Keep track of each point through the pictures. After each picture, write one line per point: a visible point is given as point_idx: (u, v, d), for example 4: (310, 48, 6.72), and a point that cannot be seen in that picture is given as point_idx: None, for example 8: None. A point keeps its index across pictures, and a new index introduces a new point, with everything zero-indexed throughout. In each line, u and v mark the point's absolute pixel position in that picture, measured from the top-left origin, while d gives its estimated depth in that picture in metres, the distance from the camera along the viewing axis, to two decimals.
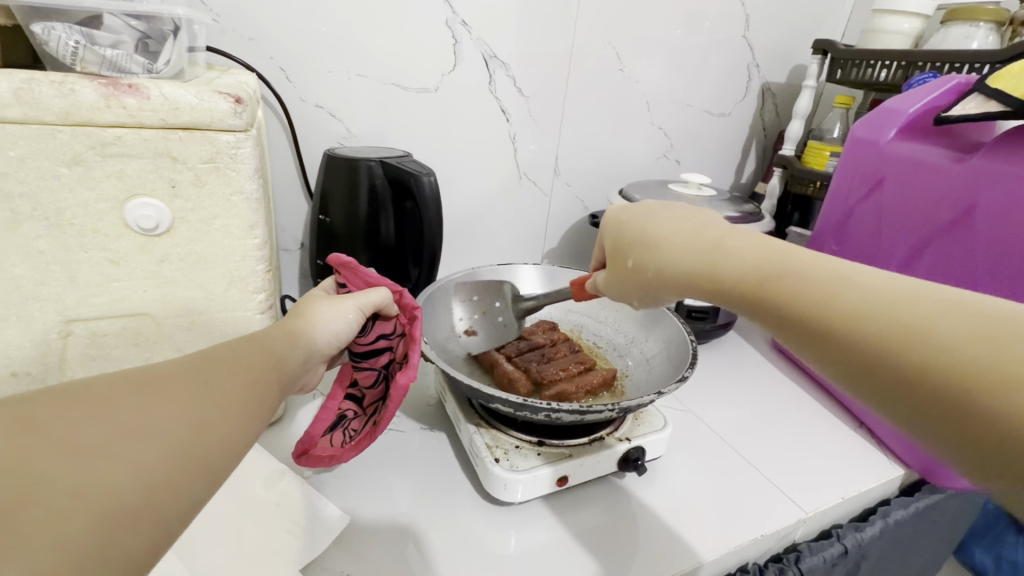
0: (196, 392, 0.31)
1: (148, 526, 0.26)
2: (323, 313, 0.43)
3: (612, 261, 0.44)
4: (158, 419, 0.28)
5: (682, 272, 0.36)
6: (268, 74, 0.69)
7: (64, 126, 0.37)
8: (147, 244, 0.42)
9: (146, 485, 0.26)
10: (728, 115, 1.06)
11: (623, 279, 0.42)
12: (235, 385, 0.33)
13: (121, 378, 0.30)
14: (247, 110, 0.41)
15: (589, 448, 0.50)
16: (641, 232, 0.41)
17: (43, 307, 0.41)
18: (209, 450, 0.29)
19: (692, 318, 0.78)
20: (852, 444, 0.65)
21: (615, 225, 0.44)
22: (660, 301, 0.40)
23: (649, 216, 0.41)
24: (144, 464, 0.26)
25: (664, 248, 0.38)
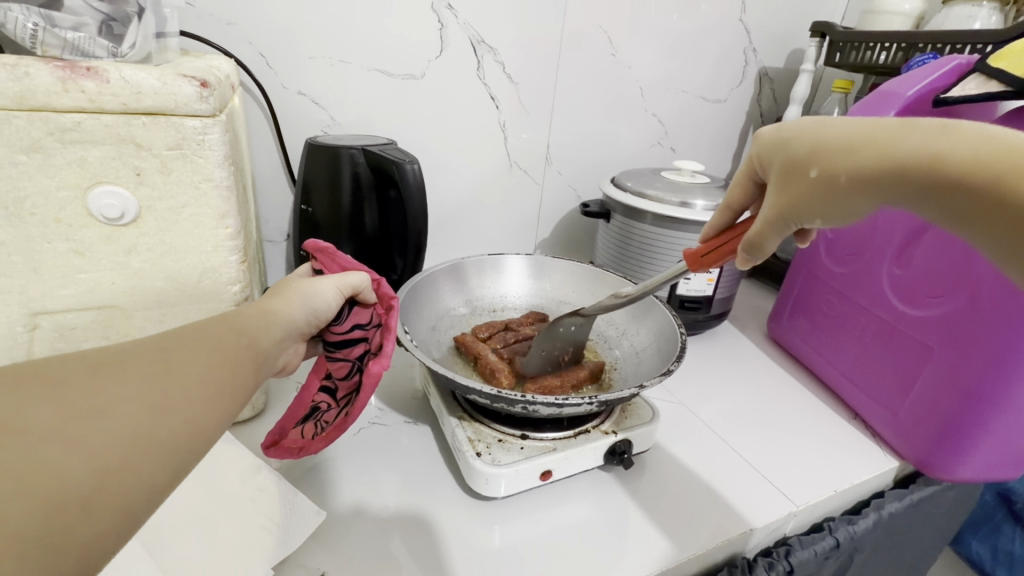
0: (160, 370, 0.29)
1: (105, 514, 0.26)
2: (299, 293, 0.42)
3: (782, 179, 0.39)
4: (115, 399, 0.27)
5: (888, 171, 0.33)
6: (249, 60, 0.67)
7: (20, 111, 0.35)
8: (113, 234, 0.41)
9: (101, 470, 0.25)
10: (724, 101, 1.03)
11: (803, 197, 0.38)
12: (205, 365, 0.31)
13: (82, 355, 0.28)
14: (214, 94, 0.40)
15: (574, 441, 0.49)
16: (835, 140, 0.36)
17: (7, 300, 0.40)
18: (173, 433, 0.28)
19: (685, 308, 0.76)
20: (847, 436, 0.64)
21: (785, 143, 0.39)
22: (855, 211, 0.36)
23: (831, 125, 0.37)
24: (99, 449, 0.26)
25: (873, 146, 0.33)
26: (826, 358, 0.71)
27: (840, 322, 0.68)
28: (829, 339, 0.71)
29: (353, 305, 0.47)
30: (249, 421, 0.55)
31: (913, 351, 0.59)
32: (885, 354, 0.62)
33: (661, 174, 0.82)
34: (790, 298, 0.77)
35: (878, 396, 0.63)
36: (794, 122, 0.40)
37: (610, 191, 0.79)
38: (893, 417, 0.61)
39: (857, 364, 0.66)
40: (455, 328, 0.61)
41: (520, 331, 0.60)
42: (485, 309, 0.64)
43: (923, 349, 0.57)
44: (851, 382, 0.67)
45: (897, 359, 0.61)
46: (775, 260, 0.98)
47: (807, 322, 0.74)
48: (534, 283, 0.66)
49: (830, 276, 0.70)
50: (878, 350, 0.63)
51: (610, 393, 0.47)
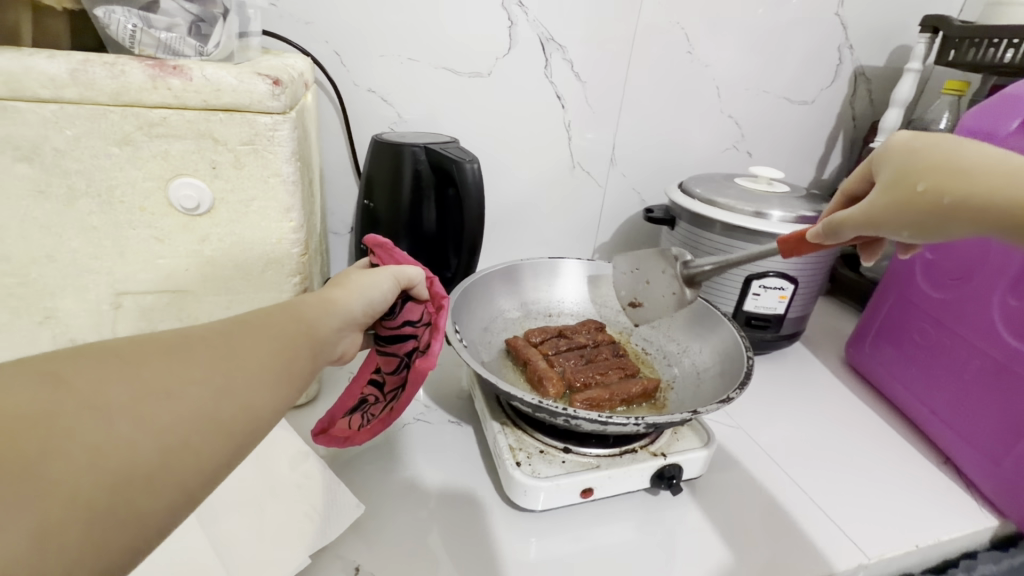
0: (223, 357, 0.31)
1: (165, 490, 0.26)
2: (358, 284, 0.43)
3: (891, 189, 0.36)
4: (182, 381, 0.28)
5: (1009, 202, 0.31)
6: (324, 58, 0.70)
7: (115, 106, 0.38)
8: (189, 223, 0.43)
9: (166, 447, 0.26)
10: (811, 102, 0.96)
11: (903, 208, 0.35)
12: (265, 354, 0.33)
13: (152, 339, 0.30)
14: (285, 92, 0.41)
15: (619, 460, 0.47)
16: (959, 158, 0.33)
17: (98, 279, 0.43)
18: (233, 416, 0.29)
19: (752, 325, 0.71)
20: (938, 486, 0.57)
21: (910, 157, 0.36)
22: (951, 236, 0.34)
23: (965, 150, 0.34)
24: (167, 425, 0.27)
25: (999, 175, 0.32)
26: (914, 393, 0.64)
27: (935, 355, 0.61)
28: (918, 372, 0.63)
29: (407, 300, 0.47)
30: (303, 406, 0.57)
31: None
32: (989, 397, 0.55)
33: (734, 180, 0.77)
34: (876, 323, 0.70)
35: (978, 443, 0.56)
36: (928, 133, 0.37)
37: (677, 197, 0.75)
38: (996, 470, 0.54)
39: (952, 405, 0.59)
40: (508, 329, 0.60)
41: (573, 339, 0.57)
42: (541, 313, 0.62)
43: None
44: (943, 424, 0.60)
45: (1006, 404, 0.53)
46: (858, 278, 0.89)
47: (892, 350, 0.67)
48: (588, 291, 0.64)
49: (926, 303, 0.62)
50: (980, 391, 0.56)
51: (660, 416, 0.44)
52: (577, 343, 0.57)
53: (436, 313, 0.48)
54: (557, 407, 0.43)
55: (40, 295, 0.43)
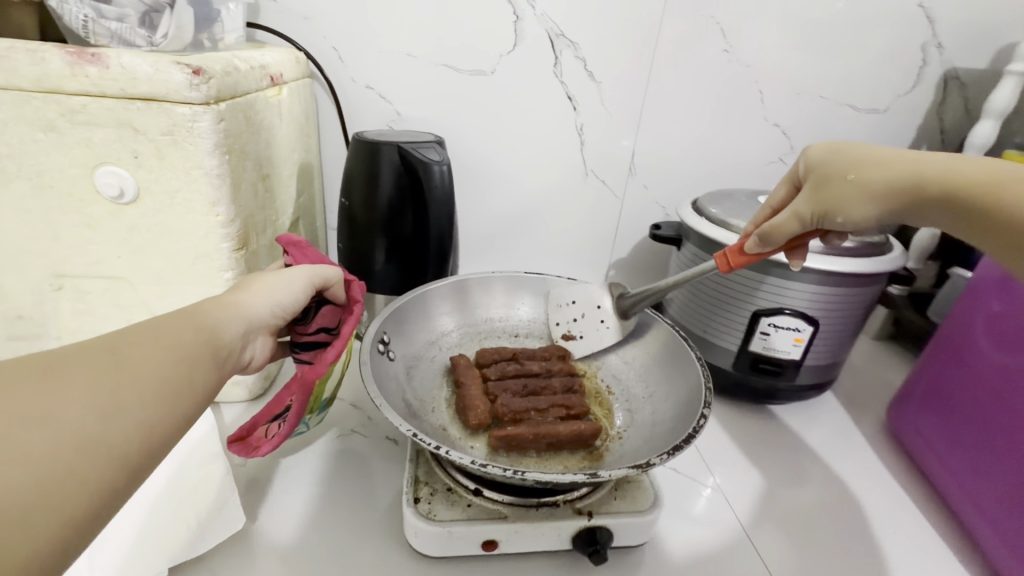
0: (113, 371, 0.28)
1: (49, 526, 0.24)
2: (265, 284, 0.39)
3: (818, 184, 0.42)
4: (63, 404, 0.25)
5: (909, 176, 0.37)
6: (322, 54, 0.69)
7: (38, 93, 0.39)
8: (116, 211, 0.43)
9: (41, 482, 0.24)
10: (882, 111, 0.81)
11: (830, 197, 0.40)
12: (161, 365, 0.29)
13: (26, 360, 0.27)
14: (206, 83, 0.40)
15: (531, 514, 0.41)
16: (865, 154, 0.40)
17: (38, 260, 0.45)
18: (125, 437, 0.27)
19: (761, 370, 0.61)
20: None
21: (833, 158, 0.42)
22: (875, 216, 0.39)
23: (869, 151, 0.40)
24: (37, 461, 0.24)
25: (896, 161, 0.38)
26: (955, 478, 0.51)
27: (986, 433, 0.48)
28: (963, 451, 0.50)
29: (323, 304, 0.44)
30: (246, 402, 0.56)
31: None
32: None
33: (759, 198, 0.66)
34: (923, 383, 0.56)
35: None
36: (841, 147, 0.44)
37: (686, 215, 0.66)
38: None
39: (1001, 502, 0.46)
40: (462, 345, 0.55)
41: (525, 366, 0.51)
42: (505, 332, 0.57)
43: None
44: (988, 525, 0.47)
45: None
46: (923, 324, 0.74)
47: (935, 418, 0.54)
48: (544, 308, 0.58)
49: (982, 363, 0.50)
50: None
51: (559, 473, 0.38)
52: (527, 371, 0.51)
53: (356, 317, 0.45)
54: (433, 443, 0.38)
55: None
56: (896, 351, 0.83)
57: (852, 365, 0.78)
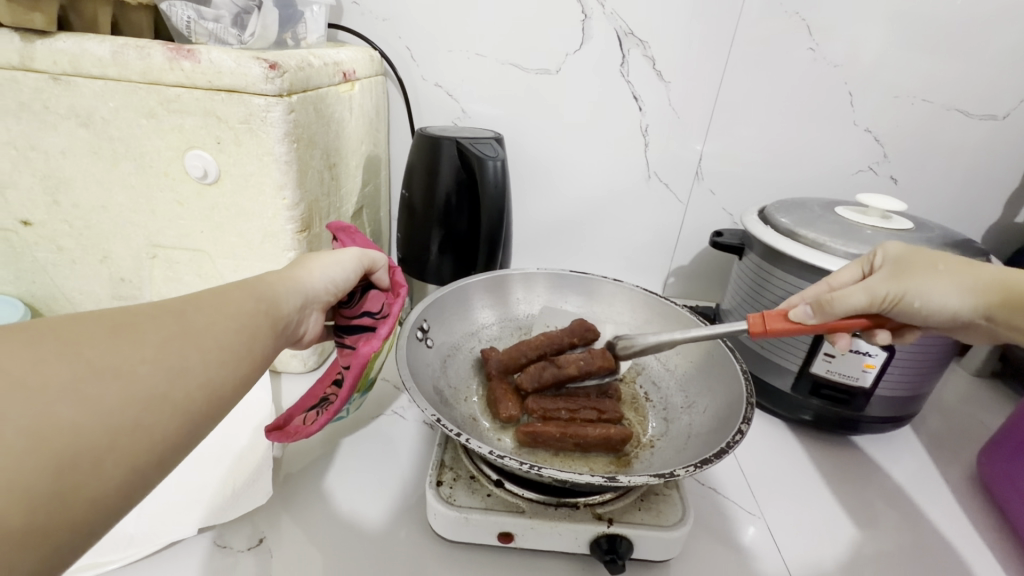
0: (179, 333, 0.29)
1: (116, 472, 0.24)
2: (321, 262, 0.42)
3: (898, 266, 0.43)
4: (135, 358, 0.26)
5: (991, 283, 0.40)
6: (396, 54, 0.72)
7: (143, 84, 0.44)
8: (201, 191, 0.48)
9: (115, 428, 0.24)
10: (1000, 118, 0.71)
11: (908, 280, 0.41)
12: (225, 330, 0.31)
13: (97, 316, 0.27)
14: (280, 77, 0.44)
15: (549, 512, 0.40)
16: (938, 257, 0.43)
17: (138, 232, 0.51)
18: (190, 393, 0.27)
19: (823, 395, 0.55)
20: None
21: (914, 255, 0.44)
22: (948, 310, 0.41)
23: (941, 256, 0.43)
24: (114, 406, 0.24)
25: (974, 268, 0.41)
26: None
27: None
28: None
29: (368, 289, 0.47)
30: (302, 375, 0.60)
31: None
32: None
33: (835, 209, 0.61)
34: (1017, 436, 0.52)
35: None
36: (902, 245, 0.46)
37: (750, 223, 0.62)
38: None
39: None
40: (501, 339, 0.56)
41: (563, 368, 0.49)
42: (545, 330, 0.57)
43: None
44: None
45: None
46: None
47: None
48: (580, 307, 0.58)
49: None
50: None
51: (579, 473, 0.37)
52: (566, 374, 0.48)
53: (393, 301, 0.46)
54: (456, 429, 0.38)
55: (99, 240, 0.52)
56: (998, 390, 0.73)
57: (940, 400, 0.70)
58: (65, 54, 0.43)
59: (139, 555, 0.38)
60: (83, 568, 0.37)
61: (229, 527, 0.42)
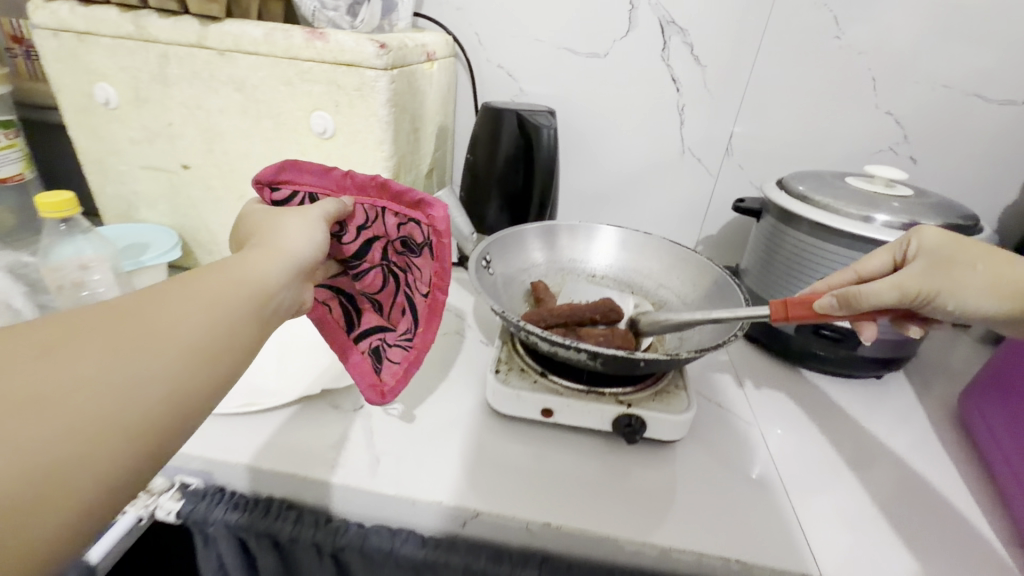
0: (143, 335, 0.29)
1: (81, 489, 0.25)
2: (295, 240, 0.41)
3: (938, 265, 0.42)
4: (92, 371, 0.26)
5: None
6: (466, 39, 0.84)
7: (285, 59, 0.58)
8: (320, 144, 0.62)
9: (80, 444, 0.25)
10: (1020, 103, 0.77)
11: (951, 280, 0.41)
12: (192, 327, 0.31)
13: (51, 326, 0.28)
14: (387, 54, 0.56)
15: (581, 396, 0.52)
16: (988, 254, 0.42)
17: (268, 176, 0.65)
18: (157, 398, 0.28)
19: (822, 336, 0.65)
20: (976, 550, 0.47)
21: (959, 249, 0.43)
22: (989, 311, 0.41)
23: (989, 252, 0.42)
24: (71, 422, 0.25)
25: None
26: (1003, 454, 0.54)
27: None
28: (1015, 428, 0.54)
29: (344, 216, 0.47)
30: None
31: None
32: None
33: (846, 179, 0.69)
34: (994, 370, 0.60)
35: None
36: (944, 234, 0.44)
37: (769, 190, 0.71)
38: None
39: None
40: (547, 277, 0.67)
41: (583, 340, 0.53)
42: (584, 272, 0.68)
43: None
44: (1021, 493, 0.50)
45: None
46: None
47: (997, 402, 0.58)
48: (614, 253, 0.68)
49: None
50: None
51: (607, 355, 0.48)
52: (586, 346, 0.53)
53: (373, 204, 0.47)
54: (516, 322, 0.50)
55: (239, 181, 0.66)
56: None
57: (940, 360, 0.77)
58: (231, 35, 0.57)
59: (280, 401, 0.52)
60: (243, 405, 0.51)
61: (339, 395, 0.56)
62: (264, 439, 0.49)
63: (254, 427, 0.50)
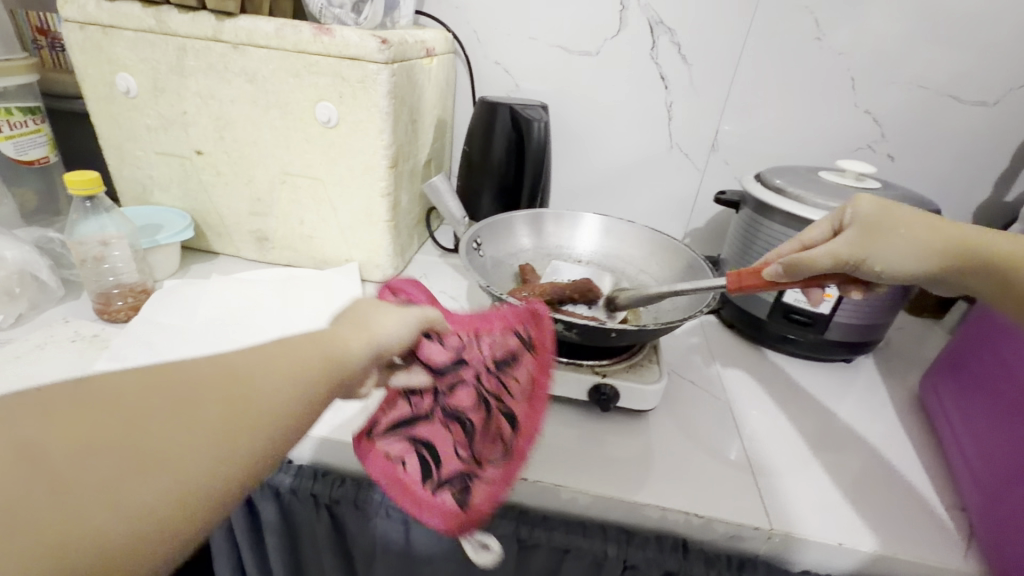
0: (220, 413, 0.24)
1: None
2: (390, 318, 0.36)
3: (869, 233, 0.45)
4: (142, 435, 0.22)
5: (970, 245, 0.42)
6: (465, 36, 0.89)
7: (293, 52, 0.62)
8: (324, 132, 0.67)
9: (136, 535, 0.21)
10: (993, 105, 0.80)
11: (878, 245, 0.44)
12: (273, 405, 0.26)
13: (110, 386, 0.23)
14: (388, 49, 0.61)
15: (560, 366, 0.56)
16: (916, 217, 0.44)
17: (275, 162, 0.70)
18: (224, 484, 0.24)
19: (792, 320, 0.69)
20: (920, 513, 0.51)
21: (889, 215, 0.45)
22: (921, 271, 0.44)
23: (920, 215, 0.45)
24: (137, 517, 0.21)
25: (957, 230, 0.43)
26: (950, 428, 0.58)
27: (977, 386, 0.55)
28: (960, 404, 0.57)
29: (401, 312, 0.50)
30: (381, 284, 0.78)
31: None
32: (1008, 432, 0.49)
33: (820, 174, 0.73)
34: (950, 350, 0.63)
35: (982, 483, 0.50)
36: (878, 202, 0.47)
37: (746, 183, 0.75)
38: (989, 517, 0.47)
39: (974, 442, 0.53)
40: (534, 260, 0.71)
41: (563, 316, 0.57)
42: (570, 257, 0.72)
43: None
44: (962, 463, 0.54)
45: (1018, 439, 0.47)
46: None
47: (948, 380, 0.61)
48: (599, 240, 0.72)
49: (988, 330, 0.57)
50: (1002, 426, 0.50)
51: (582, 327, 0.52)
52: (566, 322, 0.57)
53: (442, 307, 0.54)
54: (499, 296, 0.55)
55: (247, 166, 0.71)
56: None
57: (911, 349, 0.81)
58: (243, 29, 0.62)
59: None
60: None
61: None
62: None
63: None
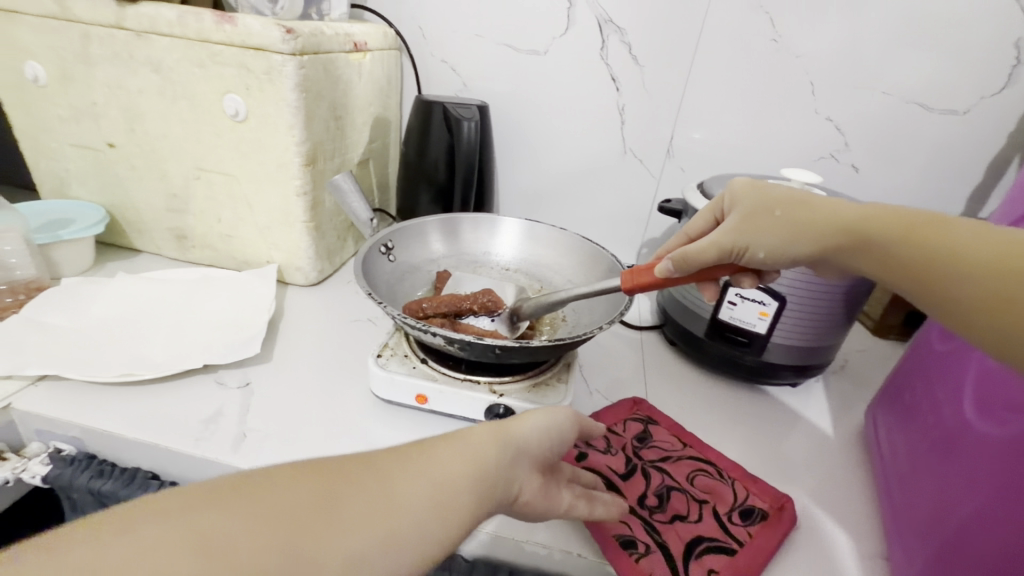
0: (379, 511, 0.28)
1: None
2: (541, 422, 0.37)
3: (745, 218, 0.43)
4: (323, 526, 0.26)
5: (842, 218, 0.39)
6: (410, 33, 0.85)
7: (197, 41, 0.59)
8: (233, 126, 0.63)
9: None
10: (963, 114, 0.75)
11: (755, 228, 0.42)
12: (418, 509, 0.29)
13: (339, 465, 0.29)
14: (294, 39, 0.57)
15: (456, 383, 0.52)
16: (792, 196, 0.42)
17: (188, 156, 0.67)
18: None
19: (727, 338, 0.64)
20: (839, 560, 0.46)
21: (761, 197, 0.44)
22: (797, 251, 0.41)
23: (795, 193, 0.42)
24: None
25: (830, 204, 0.40)
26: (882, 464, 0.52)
27: (910, 417, 0.50)
28: (892, 436, 0.52)
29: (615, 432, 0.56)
30: (304, 288, 0.75)
31: (961, 479, 0.40)
32: (935, 473, 0.43)
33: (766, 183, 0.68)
34: (891, 376, 0.57)
35: (904, 529, 0.44)
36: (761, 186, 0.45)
37: (688, 193, 0.70)
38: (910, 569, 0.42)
39: (902, 480, 0.47)
40: (457, 266, 0.67)
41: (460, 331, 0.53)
42: (496, 264, 0.68)
43: (970, 480, 0.40)
44: (889, 504, 0.48)
45: (944, 481, 0.42)
46: None
47: (885, 409, 0.56)
48: (528, 246, 0.68)
49: (928, 355, 0.52)
50: (929, 465, 0.44)
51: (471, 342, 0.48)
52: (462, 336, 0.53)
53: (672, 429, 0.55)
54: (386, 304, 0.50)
55: (160, 160, 0.68)
56: None
57: (869, 373, 0.75)
58: (146, 16, 0.59)
59: (162, 373, 0.53)
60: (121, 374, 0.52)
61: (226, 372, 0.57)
62: (137, 409, 0.50)
63: (130, 397, 0.52)
